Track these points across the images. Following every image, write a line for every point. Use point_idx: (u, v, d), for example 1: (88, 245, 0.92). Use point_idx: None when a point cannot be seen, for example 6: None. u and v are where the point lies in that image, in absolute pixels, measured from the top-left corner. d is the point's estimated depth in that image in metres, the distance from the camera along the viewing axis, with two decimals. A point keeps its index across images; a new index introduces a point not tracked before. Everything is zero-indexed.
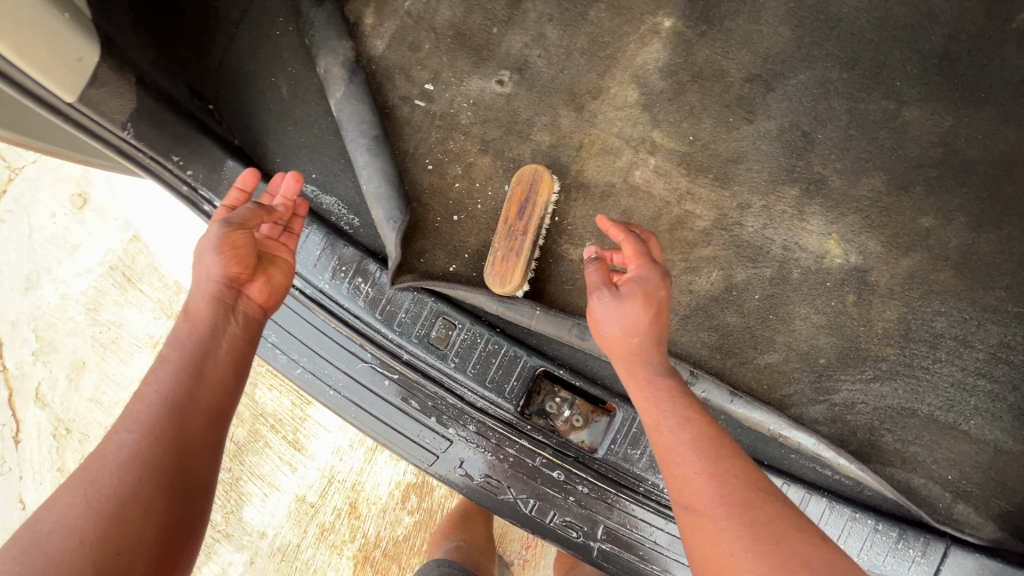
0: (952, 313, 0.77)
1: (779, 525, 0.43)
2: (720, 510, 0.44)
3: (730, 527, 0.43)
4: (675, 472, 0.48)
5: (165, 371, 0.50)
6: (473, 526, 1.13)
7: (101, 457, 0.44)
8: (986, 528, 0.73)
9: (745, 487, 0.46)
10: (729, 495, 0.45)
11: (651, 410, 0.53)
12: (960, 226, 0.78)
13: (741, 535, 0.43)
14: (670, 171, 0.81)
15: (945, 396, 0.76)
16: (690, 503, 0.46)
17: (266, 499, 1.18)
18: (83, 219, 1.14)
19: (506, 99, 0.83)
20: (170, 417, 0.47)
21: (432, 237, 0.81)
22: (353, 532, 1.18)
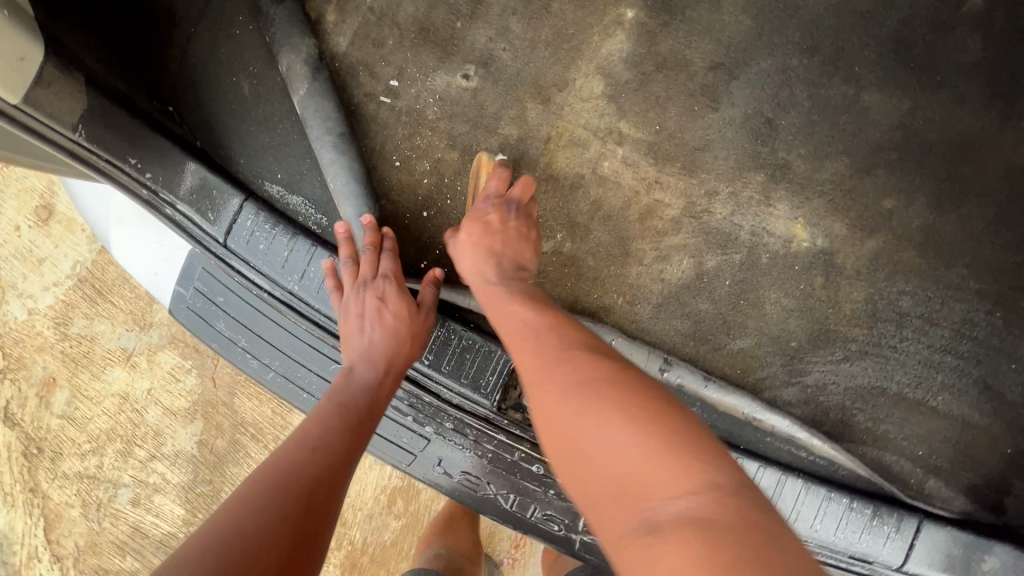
0: (916, 291, 0.78)
1: (594, 372, 0.49)
2: (551, 372, 0.51)
3: (558, 378, 0.50)
4: (528, 359, 0.55)
5: (304, 452, 0.59)
6: (456, 528, 1.12)
7: (278, 475, 0.55)
8: (956, 502, 0.75)
9: (564, 351, 0.52)
10: (562, 361, 0.51)
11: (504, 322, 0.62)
12: (921, 206, 0.79)
13: (567, 380, 0.49)
14: (638, 161, 0.81)
15: (913, 373, 0.77)
16: (531, 375, 0.53)
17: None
18: (48, 230, 1.11)
19: (472, 94, 0.83)
20: (304, 494, 0.54)
21: (403, 235, 0.81)
22: (338, 539, 1.16)
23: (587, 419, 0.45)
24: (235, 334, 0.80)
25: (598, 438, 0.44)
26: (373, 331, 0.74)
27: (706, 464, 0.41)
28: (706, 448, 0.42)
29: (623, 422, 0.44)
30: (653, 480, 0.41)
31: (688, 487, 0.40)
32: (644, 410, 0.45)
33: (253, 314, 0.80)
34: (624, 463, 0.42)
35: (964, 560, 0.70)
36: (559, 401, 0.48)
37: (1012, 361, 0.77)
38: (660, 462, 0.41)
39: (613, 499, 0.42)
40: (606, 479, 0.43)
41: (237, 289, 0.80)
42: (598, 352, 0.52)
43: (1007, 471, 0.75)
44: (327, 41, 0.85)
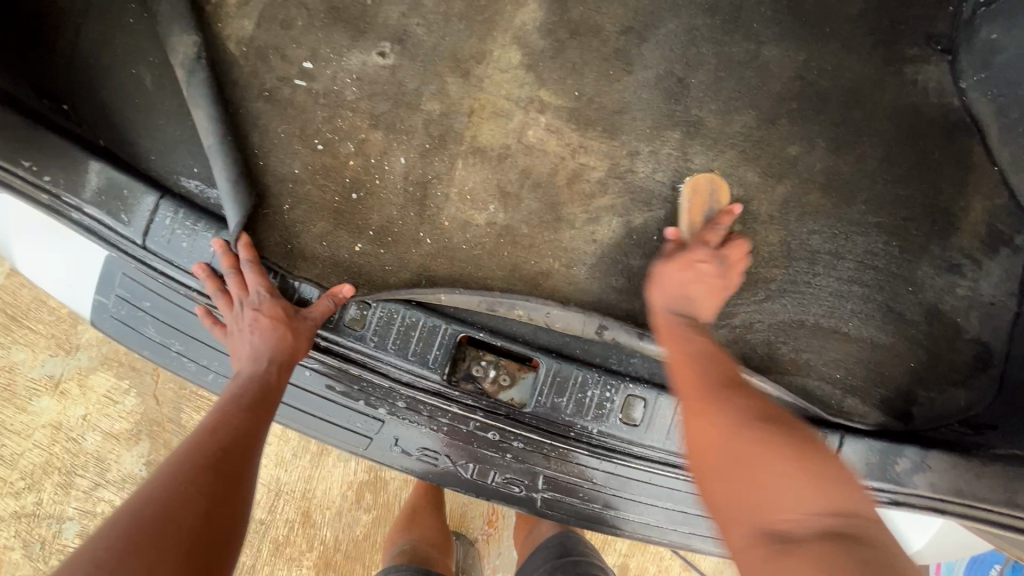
0: (824, 229, 0.85)
1: (745, 404, 0.57)
2: (729, 427, 0.55)
3: (724, 412, 0.56)
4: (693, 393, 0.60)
5: (209, 439, 0.57)
6: (418, 519, 1.13)
7: (180, 454, 0.54)
8: (872, 415, 0.82)
9: (722, 384, 0.61)
10: (718, 409, 0.57)
11: (677, 349, 0.67)
12: (821, 150, 0.85)
13: (744, 416, 0.55)
14: (561, 127, 0.83)
15: (827, 304, 0.84)
16: (695, 395, 0.60)
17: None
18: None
19: (390, 72, 0.82)
20: (213, 473, 0.53)
21: (333, 218, 0.79)
22: (309, 541, 1.16)
23: (766, 455, 0.51)
24: (166, 337, 0.78)
25: (779, 478, 0.49)
26: (251, 331, 0.70)
27: (847, 492, 0.48)
28: (838, 476, 0.49)
29: (788, 457, 0.50)
30: (787, 509, 0.47)
31: (819, 508, 0.46)
32: (799, 447, 0.52)
33: (186, 316, 0.78)
34: (768, 493, 0.49)
35: (879, 466, 0.77)
36: (738, 437, 0.54)
37: (910, 284, 0.85)
38: (823, 500, 0.47)
39: (755, 520, 0.48)
40: (762, 504, 0.49)
41: (162, 292, 0.77)
42: (739, 389, 0.60)
43: (912, 383, 0.83)
44: (231, 25, 0.81)
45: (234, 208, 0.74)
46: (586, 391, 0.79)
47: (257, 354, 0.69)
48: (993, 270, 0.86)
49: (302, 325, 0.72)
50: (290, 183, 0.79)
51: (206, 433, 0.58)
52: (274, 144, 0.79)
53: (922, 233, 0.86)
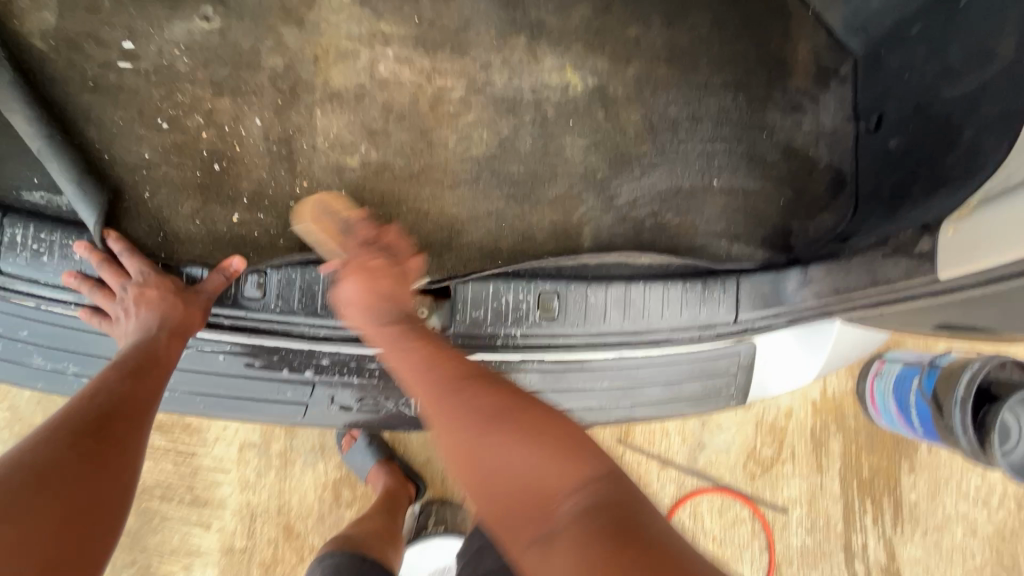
0: (678, 99, 0.91)
1: (479, 395, 0.56)
2: (446, 412, 0.56)
3: (460, 404, 0.56)
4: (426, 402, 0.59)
5: (87, 406, 0.58)
6: (365, 522, 1.07)
7: (59, 420, 0.55)
8: (758, 254, 0.90)
9: (441, 380, 0.59)
10: (457, 406, 0.56)
11: (398, 360, 0.64)
12: (658, 26, 0.91)
13: (457, 423, 0.55)
14: (410, 56, 0.84)
15: (697, 166, 0.90)
16: (428, 405, 0.58)
17: (190, 568, 1.17)
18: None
19: (219, 35, 0.79)
20: (89, 438, 0.55)
21: (200, 194, 0.76)
22: (298, 552, 1.18)
23: (497, 444, 0.51)
24: (59, 362, 0.74)
25: (495, 457, 0.51)
26: (138, 312, 0.70)
27: (558, 466, 0.48)
28: (573, 448, 0.50)
29: (518, 439, 0.51)
30: (546, 484, 0.48)
31: (575, 487, 0.47)
32: (531, 425, 0.52)
33: (71, 334, 0.74)
34: (523, 472, 0.49)
35: (775, 294, 0.85)
36: (467, 436, 0.53)
37: (763, 130, 0.93)
38: (550, 467, 0.49)
39: (513, 508, 0.48)
40: (505, 489, 0.50)
41: (39, 315, 0.72)
42: (489, 380, 0.59)
43: (785, 217, 0.92)
44: (29, 21, 0.75)
45: (83, 203, 0.69)
46: (502, 301, 0.81)
47: (145, 328, 0.69)
48: (829, 100, 0.95)
49: (194, 296, 0.72)
50: (145, 170, 0.75)
51: (87, 398, 0.59)
52: (117, 135, 0.75)
53: (763, 83, 0.94)
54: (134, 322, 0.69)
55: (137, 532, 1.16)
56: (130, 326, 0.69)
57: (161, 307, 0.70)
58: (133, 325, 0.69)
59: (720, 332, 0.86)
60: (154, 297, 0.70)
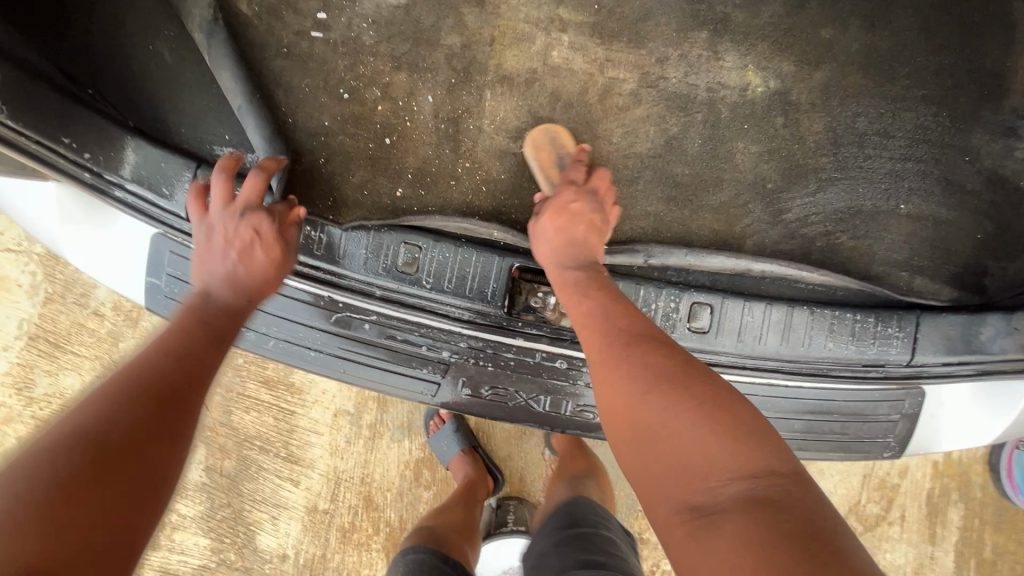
0: (869, 110, 0.82)
1: (656, 357, 0.54)
2: (617, 365, 0.55)
3: (625, 365, 0.55)
4: (599, 353, 0.58)
5: (153, 371, 0.54)
6: (445, 513, 1.08)
7: (122, 375, 0.54)
8: (943, 292, 0.80)
9: (632, 333, 0.59)
10: (626, 371, 0.54)
11: (571, 302, 0.65)
12: (857, 30, 0.82)
13: (627, 378, 0.53)
14: (585, 44, 0.81)
15: (882, 186, 0.81)
16: (599, 356, 0.58)
17: (276, 521, 1.21)
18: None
19: (405, 11, 0.80)
20: (147, 412, 0.50)
21: (370, 166, 0.78)
22: (374, 524, 1.21)
23: (658, 410, 0.50)
24: None
25: (667, 421, 0.49)
26: (235, 261, 0.69)
27: (744, 449, 0.46)
28: (753, 433, 0.47)
29: (694, 408, 0.48)
30: (708, 466, 0.46)
31: (737, 473, 0.44)
32: (702, 398, 0.49)
33: None
34: (679, 448, 0.47)
35: (963, 338, 0.76)
36: (636, 390, 0.52)
37: (967, 154, 0.82)
38: (714, 448, 0.46)
39: (669, 476, 0.47)
40: (664, 455, 0.48)
41: None
42: (664, 347, 0.56)
43: (982, 255, 0.80)
44: None
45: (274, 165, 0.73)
46: None
47: (233, 275, 0.69)
48: None
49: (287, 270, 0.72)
50: (323, 137, 0.78)
51: (154, 364, 0.55)
52: (301, 100, 0.78)
53: (971, 101, 0.83)
54: (229, 258, 0.69)
55: (233, 476, 1.20)
56: (222, 262, 0.69)
57: (258, 258, 0.69)
58: (226, 262, 0.69)
59: (889, 374, 0.76)
60: (257, 237, 0.69)
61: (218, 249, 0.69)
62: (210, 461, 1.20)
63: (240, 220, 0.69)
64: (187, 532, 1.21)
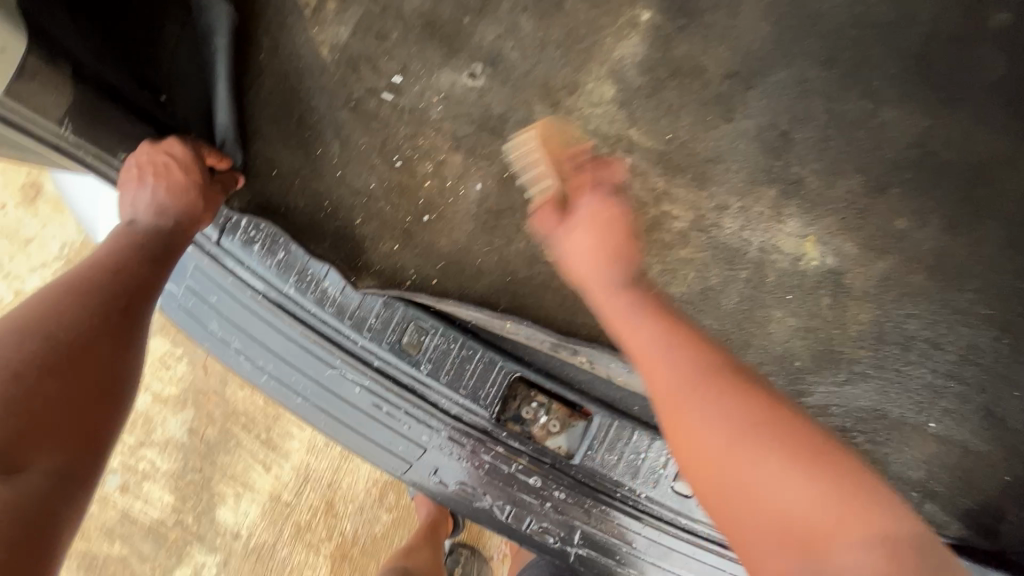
0: (923, 315, 0.77)
1: (760, 402, 0.50)
2: (713, 419, 0.49)
3: (714, 412, 0.49)
4: (673, 404, 0.51)
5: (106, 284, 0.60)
6: (414, 555, 1.09)
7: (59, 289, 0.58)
8: (951, 527, 0.75)
9: (712, 371, 0.52)
10: (719, 406, 0.49)
11: (619, 331, 0.58)
12: (934, 229, 0.78)
13: (719, 424, 0.49)
14: (647, 170, 0.79)
15: (915, 397, 0.76)
16: (663, 400, 0.52)
17: (239, 498, 1.17)
18: (36, 211, 1.15)
19: (478, 94, 0.80)
20: (99, 332, 0.56)
21: (401, 238, 0.78)
22: (329, 530, 1.17)
23: (768, 469, 0.46)
24: (229, 334, 0.79)
25: (766, 480, 0.46)
26: (156, 189, 0.68)
27: (871, 503, 0.44)
28: (858, 479, 0.46)
29: (787, 460, 0.46)
30: (824, 525, 0.44)
31: (856, 536, 0.43)
32: (800, 447, 0.47)
33: (248, 317, 0.78)
34: (783, 506, 0.45)
35: None
36: (719, 449, 0.48)
37: (1017, 388, 0.76)
38: (839, 518, 0.44)
39: (776, 544, 0.45)
40: (763, 514, 0.46)
41: (230, 289, 0.78)
42: (749, 380, 0.52)
43: (1006, 499, 0.74)
44: (327, 31, 0.80)
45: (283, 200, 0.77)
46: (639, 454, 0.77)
47: (160, 205, 0.68)
48: None
49: (217, 197, 0.73)
50: (365, 198, 0.78)
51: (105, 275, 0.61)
52: (355, 157, 0.79)
53: None
54: (150, 191, 0.68)
55: (211, 446, 1.18)
56: (145, 196, 0.68)
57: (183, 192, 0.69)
58: (148, 194, 0.68)
59: None
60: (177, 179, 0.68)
61: (134, 177, 0.68)
62: (195, 423, 1.18)
63: (156, 152, 0.68)
64: (155, 483, 1.18)
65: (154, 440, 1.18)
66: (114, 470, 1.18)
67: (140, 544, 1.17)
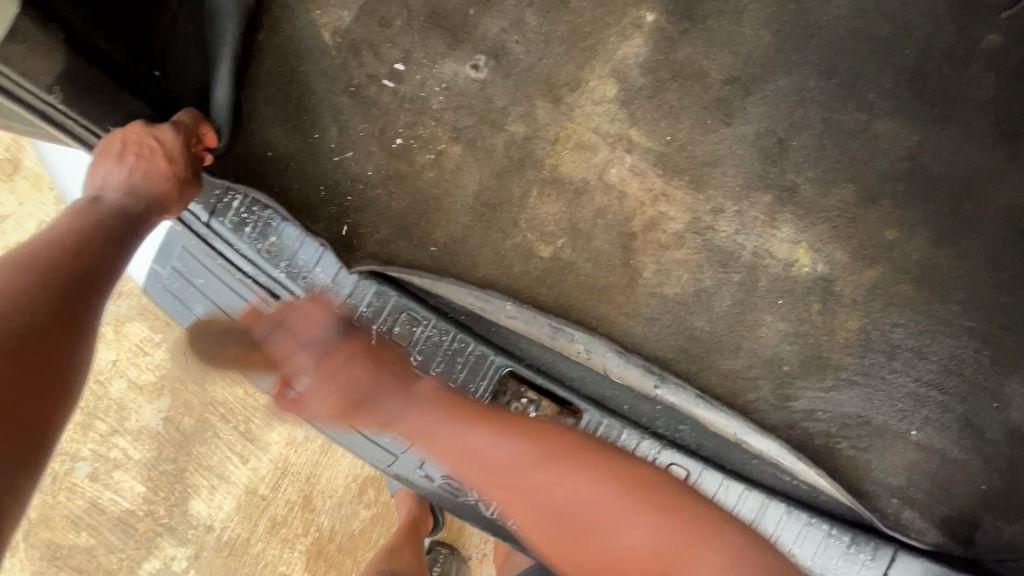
0: (910, 324, 0.79)
1: (521, 421, 0.62)
2: (511, 454, 0.57)
3: (494, 449, 0.58)
4: (493, 470, 0.57)
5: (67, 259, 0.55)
6: (395, 556, 1.07)
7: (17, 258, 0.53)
8: (930, 534, 0.76)
9: (459, 411, 0.63)
10: (503, 440, 0.58)
11: (351, 384, 0.67)
12: (922, 240, 0.79)
13: (510, 452, 0.57)
14: (646, 171, 0.79)
15: (898, 405, 0.78)
16: (444, 417, 0.62)
17: (213, 490, 1.14)
18: (14, 186, 1.11)
19: (480, 86, 0.79)
20: (50, 317, 0.50)
21: (397, 226, 0.77)
22: (305, 524, 1.15)
23: (562, 477, 0.55)
24: (214, 318, 0.77)
25: (572, 494, 0.54)
26: (131, 167, 0.64)
27: (637, 506, 0.53)
28: (637, 484, 0.56)
29: (580, 475, 0.55)
30: (597, 519, 0.52)
31: (630, 526, 0.51)
32: (591, 459, 0.57)
33: (233, 300, 0.76)
34: (569, 503, 0.53)
35: None
36: (523, 468, 0.56)
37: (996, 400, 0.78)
38: (615, 511, 0.52)
39: (568, 542, 0.52)
40: (563, 519, 0.53)
41: (219, 273, 0.76)
42: (525, 422, 0.62)
43: (980, 508, 0.76)
44: (329, 13, 0.79)
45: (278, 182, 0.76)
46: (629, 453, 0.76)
47: (131, 186, 0.64)
48: None
49: (192, 190, 0.69)
50: (361, 184, 0.77)
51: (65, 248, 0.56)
52: (353, 143, 0.78)
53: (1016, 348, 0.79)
54: (122, 168, 0.64)
55: (186, 436, 1.15)
56: (116, 173, 0.64)
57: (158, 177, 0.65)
58: (120, 172, 0.64)
59: None
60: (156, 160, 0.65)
61: (112, 154, 0.64)
62: (170, 412, 1.15)
63: (142, 129, 0.65)
64: (126, 473, 1.14)
65: (126, 429, 1.14)
66: (83, 459, 1.14)
67: (108, 535, 1.14)
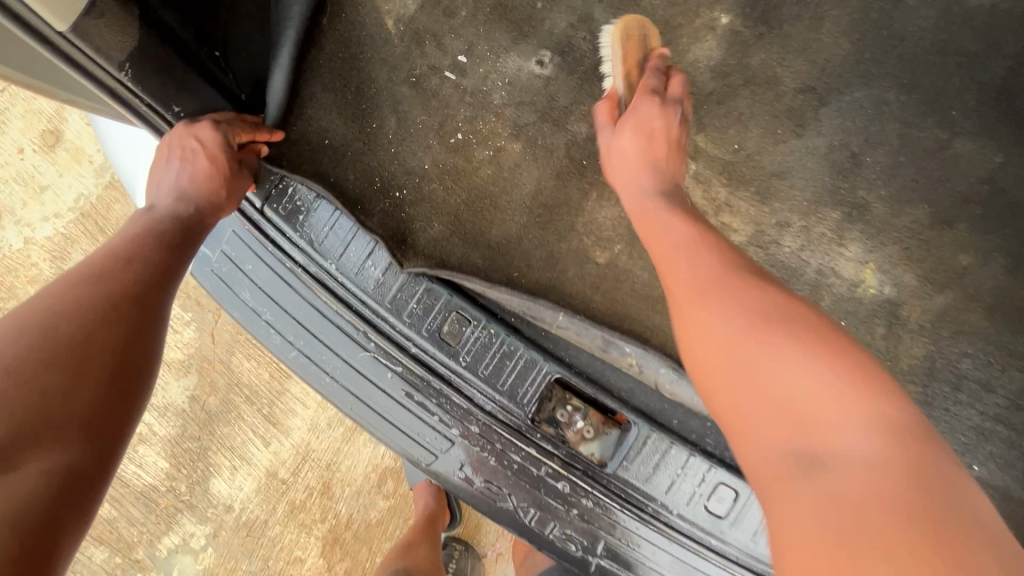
0: (978, 355, 0.75)
1: (766, 294, 0.46)
2: (741, 329, 0.44)
3: (718, 302, 0.47)
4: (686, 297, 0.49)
5: (122, 266, 0.57)
6: (414, 552, 1.06)
7: (77, 269, 0.56)
8: None
9: (709, 245, 0.53)
10: (733, 299, 0.46)
11: (645, 220, 0.60)
12: (997, 267, 0.76)
13: (768, 311, 0.45)
14: (710, 179, 0.76)
15: (961, 438, 0.74)
16: (684, 294, 0.50)
17: (235, 471, 1.14)
18: (55, 158, 1.11)
19: (544, 83, 0.77)
20: (107, 322, 0.52)
21: (451, 223, 0.75)
22: (324, 511, 1.14)
23: (796, 368, 0.41)
24: (260, 305, 0.75)
25: (799, 377, 0.40)
26: (180, 167, 0.67)
27: (841, 414, 0.39)
28: (864, 373, 0.41)
29: (804, 352, 0.42)
30: (804, 404, 0.40)
31: (856, 427, 0.38)
32: (800, 337, 0.43)
33: (282, 288, 0.74)
34: (789, 392, 0.40)
35: None
36: (751, 340, 0.44)
37: None
38: (829, 398, 0.39)
39: (767, 419, 0.41)
40: (774, 401, 0.41)
41: (268, 259, 0.73)
42: (764, 280, 0.49)
43: None
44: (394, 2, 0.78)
45: (335, 172, 0.74)
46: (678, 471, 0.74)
47: (182, 187, 0.67)
48: None
49: (240, 184, 0.70)
50: (417, 178, 0.75)
51: (119, 259, 0.58)
52: (411, 135, 0.76)
53: None
54: (172, 168, 0.67)
55: (211, 415, 1.15)
56: (169, 173, 0.67)
57: (201, 175, 0.66)
58: (171, 172, 0.67)
59: None
60: (196, 162, 0.65)
61: (164, 157, 0.67)
62: (196, 390, 1.15)
63: (184, 128, 0.66)
64: (151, 448, 1.15)
65: (153, 404, 1.15)
66: None
67: (128, 508, 1.14)
